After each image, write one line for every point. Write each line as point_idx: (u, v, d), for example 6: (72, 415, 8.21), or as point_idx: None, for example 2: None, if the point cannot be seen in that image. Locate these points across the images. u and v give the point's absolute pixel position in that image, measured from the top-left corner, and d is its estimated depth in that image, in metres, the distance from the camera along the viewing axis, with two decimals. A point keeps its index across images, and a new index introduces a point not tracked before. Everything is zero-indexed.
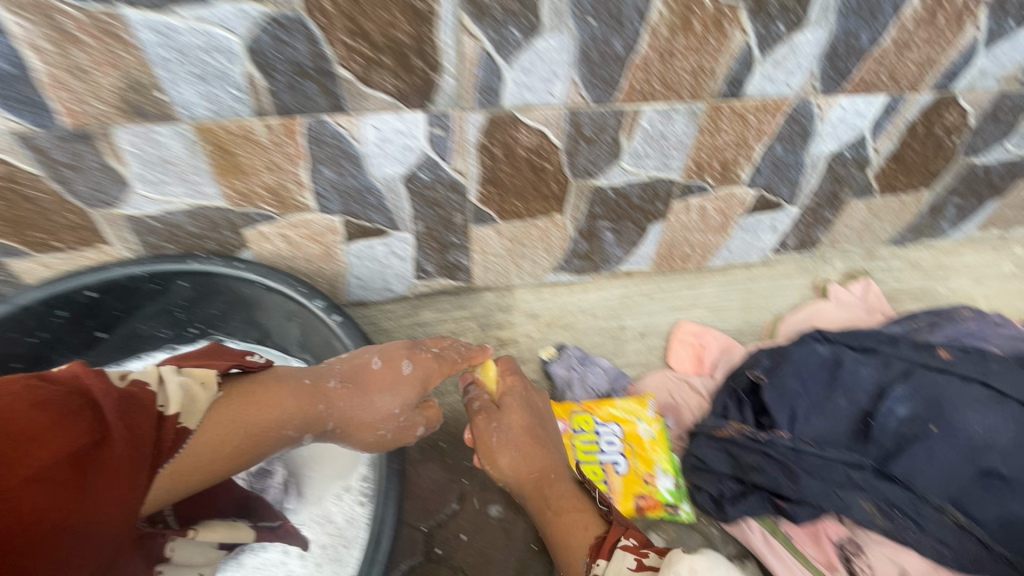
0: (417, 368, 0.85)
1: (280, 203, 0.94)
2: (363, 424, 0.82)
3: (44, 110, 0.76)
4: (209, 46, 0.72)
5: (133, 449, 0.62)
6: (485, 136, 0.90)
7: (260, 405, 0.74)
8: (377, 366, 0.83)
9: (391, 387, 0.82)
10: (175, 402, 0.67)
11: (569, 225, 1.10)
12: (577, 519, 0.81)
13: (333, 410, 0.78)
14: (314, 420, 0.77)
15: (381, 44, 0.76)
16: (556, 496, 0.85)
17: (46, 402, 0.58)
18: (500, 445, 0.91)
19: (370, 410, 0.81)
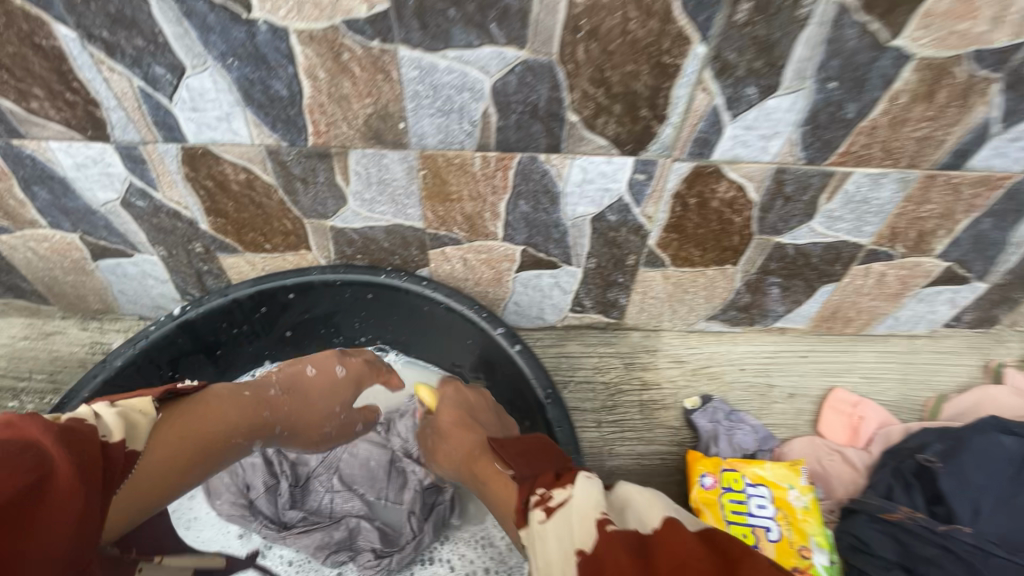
0: (349, 371, 0.94)
1: (471, 229, 0.98)
2: (312, 424, 0.89)
3: (298, 130, 0.83)
4: (460, 84, 0.77)
5: (89, 477, 0.57)
6: (684, 185, 0.90)
7: (212, 413, 0.73)
8: (311, 373, 0.90)
9: (320, 384, 0.90)
10: (116, 432, 0.62)
11: (738, 276, 1.07)
12: (499, 481, 0.73)
13: (280, 412, 0.83)
14: (258, 428, 0.79)
15: (616, 93, 0.78)
16: (488, 469, 0.77)
17: (81, 442, 0.58)
18: (476, 445, 0.82)
19: (312, 411, 0.88)
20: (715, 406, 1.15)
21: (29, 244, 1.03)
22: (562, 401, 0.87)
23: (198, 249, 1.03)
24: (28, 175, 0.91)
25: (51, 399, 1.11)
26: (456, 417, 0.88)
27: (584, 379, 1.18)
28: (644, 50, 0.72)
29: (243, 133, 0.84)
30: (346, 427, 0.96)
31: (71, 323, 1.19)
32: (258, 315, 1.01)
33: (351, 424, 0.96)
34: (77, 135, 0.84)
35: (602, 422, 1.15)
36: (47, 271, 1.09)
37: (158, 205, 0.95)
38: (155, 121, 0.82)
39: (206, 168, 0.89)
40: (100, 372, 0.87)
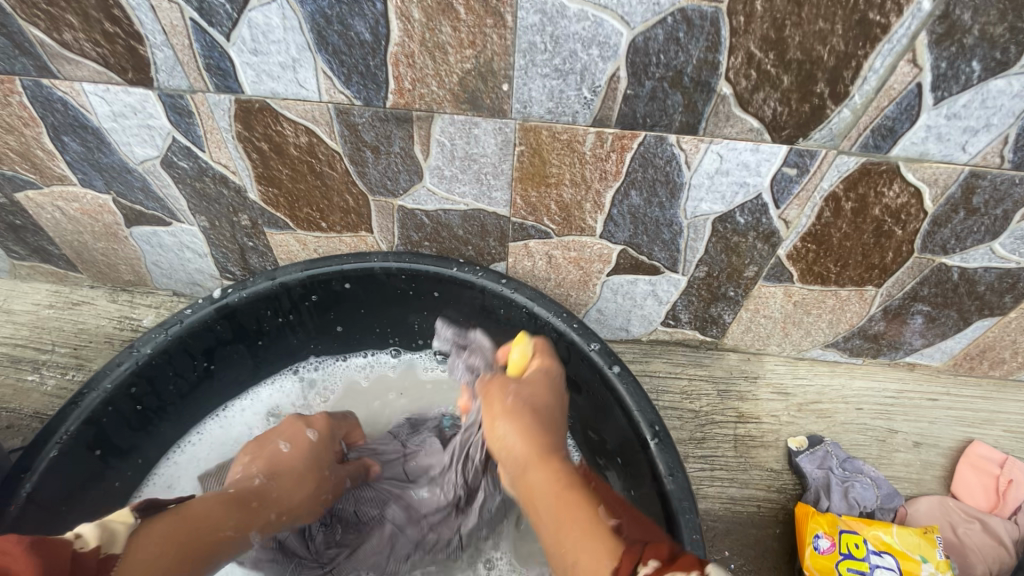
0: (323, 431, 0.79)
1: (565, 221, 0.82)
2: (301, 492, 0.72)
3: (377, 86, 0.68)
4: (590, 37, 0.60)
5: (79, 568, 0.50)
6: (844, 185, 0.72)
7: (191, 514, 0.61)
8: (284, 448, 0.75)
9: (293, 450, 0.75)
10: (93, 536, 0.53)
11: (876, 301, 0.89)
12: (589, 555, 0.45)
13: (266, 500, 0.69)
14: (248, 513, 0.66)
15: (789, 61, 0.60)
16: (553, 493, 0.51)
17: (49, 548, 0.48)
18: (541, 411, 0.59)
19: (298, 490, 0.72)
20: (829, 451, 0.96)
21: (58, 203, 0.91)
22: (673, 443, 0.70)
23: (244, 222, 0.90)
24: (58, 123, 0.77)
25: (72, 377, 0.99)
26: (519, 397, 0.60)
27: (669, 405, 1.00)
28: (846, 1, 0.55)
29: (310, 86, 0.69)
30: (340, 484, 0.78)
31: (101, 294, 1.08)
32: (308, 303, 0.87)
33: (343, 477, 0.78)
34: (115, 77, 0.70)
35: (689, 456, 0.96)
36: (76, 234, 0.97)
37: (203, 167, 0.81)
38: (207, 65, 0.67)
39: (261, 126, 0.74)
40: (127, 359, 0.74)
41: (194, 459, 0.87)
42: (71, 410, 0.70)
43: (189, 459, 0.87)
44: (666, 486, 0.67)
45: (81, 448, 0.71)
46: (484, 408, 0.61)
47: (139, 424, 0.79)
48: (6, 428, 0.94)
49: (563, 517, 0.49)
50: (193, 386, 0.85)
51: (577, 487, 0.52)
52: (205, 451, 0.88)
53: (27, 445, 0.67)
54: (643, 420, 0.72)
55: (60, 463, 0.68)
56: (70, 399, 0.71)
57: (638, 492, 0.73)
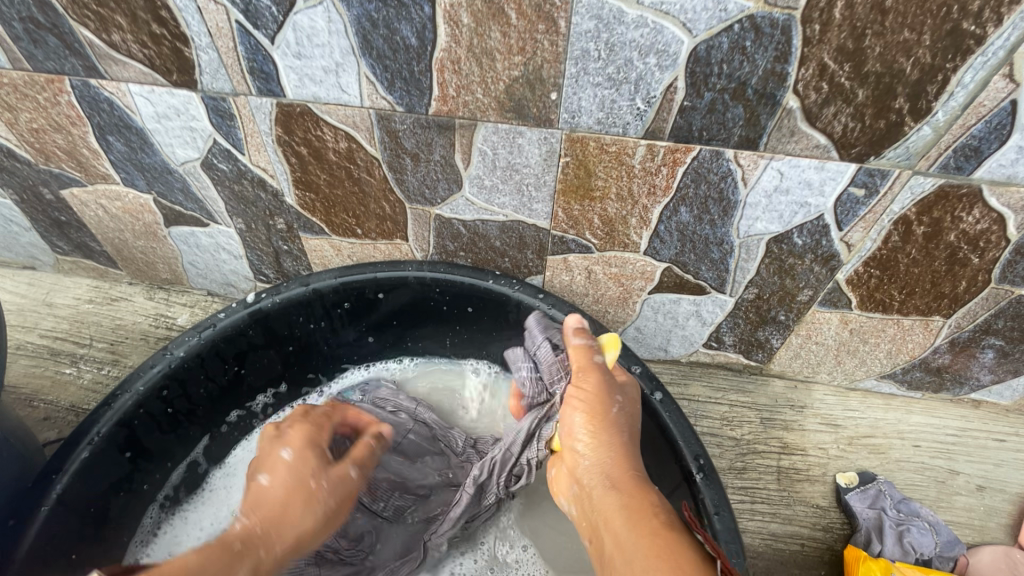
0: (295, 449, 0.69)
1: (608, 236, 0.78)
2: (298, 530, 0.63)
3: (420, 92, 0.65)
4: (648, 44, 0.57)
5: None
6: (918, 208, 0.66)
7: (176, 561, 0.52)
8: (263, 481, 0.65)
9: (269, 482, 0.65)
10: None
11: (943, 332, 0.82)
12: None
13: (252, 538, 0.60)
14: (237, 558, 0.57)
15: (867, 73, 0.55)
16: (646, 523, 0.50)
17: None
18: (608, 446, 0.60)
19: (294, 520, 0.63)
20: (882, 490, 0.88)
21: (101, 201, 0.92)
22: (719, 478, 0.66)
23: (279, 226, 0.89)
24: (104, 122, 0.78)
25: (107, 372, 1.00)
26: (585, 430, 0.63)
27: (708, 431, 0.94)
28: (936, 9, 0.50)
29: (352, 91, 0.67)
30: (344, 490, 0.70)
31: (139, 291, 1.09)
32: (340, 310, 0.85)
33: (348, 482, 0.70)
34: (160, 79, 0.70)
35: (727, 487, 0.89)
36: (117, 232, 0.98)
37: (242, 170, 0.81)
38: (250, 67, 0.66)
39: (301, 131, 0.73)
40: (160, 362, 0.74)
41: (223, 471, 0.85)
42: (104, 411, 0.69)
43: (221, 473, 0.85)
44: (713, 526, 0.63)
45: (111, 451, 0.70)
46: (575, 395, 0.64)
47: (169, 426, 0.78)
48: (43, 420, 0.95)
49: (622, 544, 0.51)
50: (223, 390, 0.84)
51: (670, 527, 0.49)
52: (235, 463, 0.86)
53: (60, 445, 0.67)
54: (687, 452, 0.68)
55: (91, 465, 0.68)
56: (103, 400, 0.71)
57: None
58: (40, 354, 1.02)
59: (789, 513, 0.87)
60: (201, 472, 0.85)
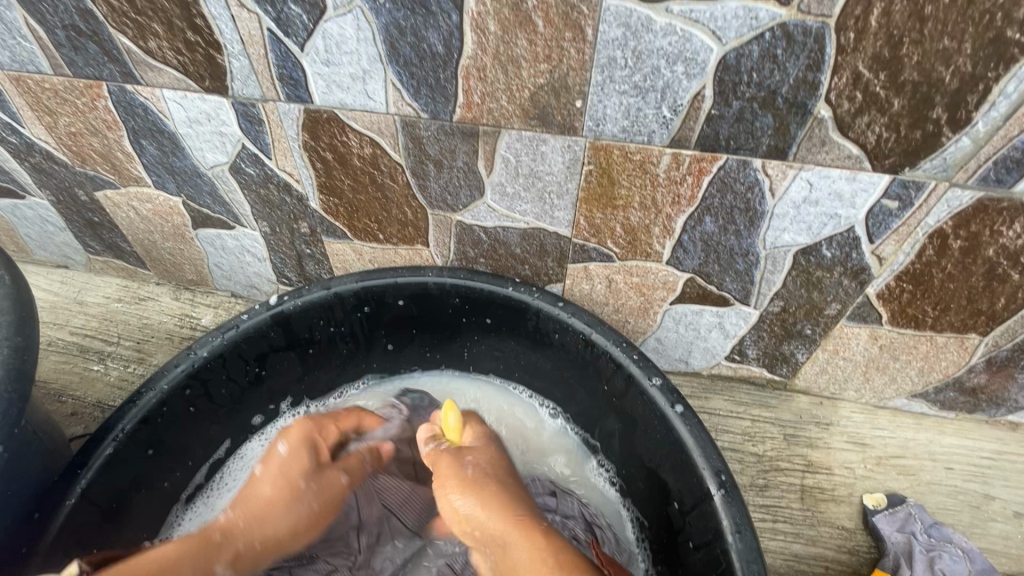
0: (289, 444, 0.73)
1: (630, 245, 0.77)
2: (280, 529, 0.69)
3: (445, 99, 0.66)
4: (677, 53, 0.56)
5: None
6: (955, 221, 0.64)
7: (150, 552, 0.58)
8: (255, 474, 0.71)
9: (264, 479, 0.71)
10: None
11: (979, 350, 0.79)
12: None
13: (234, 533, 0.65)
14: (216, 551, 0.63)
15: (904, 82, 0.54)
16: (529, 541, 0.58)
17: None
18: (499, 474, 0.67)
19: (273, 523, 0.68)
20: (912, 514, 0.85)
21: (133, 203, 0.94)
22: (740, 495, 0.64)
23: (303, 230, 0.90)
24: (137, 127, 0.80)
25: (133, 370, 1.02)
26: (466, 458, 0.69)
27: (729, 446, 0.92)
28: (978, 16, 0.49)
29: (378, 97, 0.67)
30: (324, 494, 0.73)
31: (165, 291, 1.12)
32: (361, 314, 0.86)
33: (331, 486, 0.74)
34: (193, 85, 0.72)
35: (749, 505, 0.87)
36: (146, 233, 1.00)
37: (269, 175, 0.82)
38: (280, 74, 0.68)
39: (327, 136, 0.74)
40: (184, 361, 0.75)
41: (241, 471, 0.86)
42: (129, 408, 0.71)
43: (236, 459, 0.87)
44: (732, 546, 0.61)
45: (135, 447, 0.72)
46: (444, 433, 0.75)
47: (191, 425, 0.79)
48: (70, 415, 0.97)
49: (511, 556, 0.58)
50: (244, 391, 0.85)
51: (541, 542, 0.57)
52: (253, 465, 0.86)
53: (86, 440, 0.68)
54: (707, 468, 0.66)
55: (115, 462, 0.69)
56: (129, 397, 0.73)
57: (698, 547, 0.68)
58: (70, 350, 1.05)
59: (813, 535, 0.84)
60: (221, 471, 0.86)
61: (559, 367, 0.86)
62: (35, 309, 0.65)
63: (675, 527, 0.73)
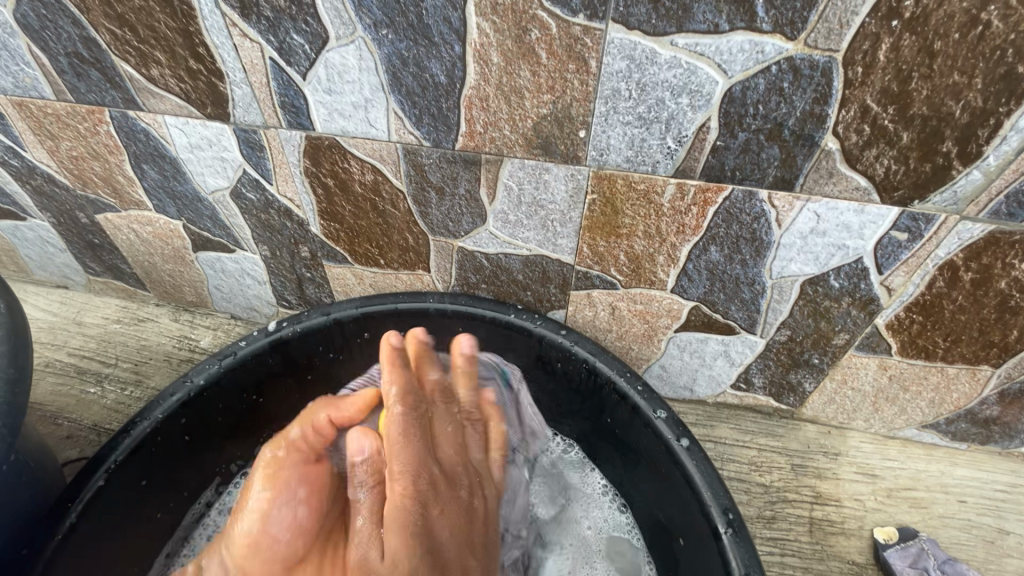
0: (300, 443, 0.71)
1: (634, 273, 0.76)
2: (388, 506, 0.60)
3: (447, 128, 0.65)
4: (681, 85, 0.55)
5: None
6: (966, 254, 0.63)
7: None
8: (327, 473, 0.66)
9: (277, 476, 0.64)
10: None
11: (991, 382, 0.78)
12: None
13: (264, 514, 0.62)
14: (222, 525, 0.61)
15: (913, 116, 0.53)
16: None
17: None
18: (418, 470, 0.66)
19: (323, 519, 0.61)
20: (925, 549, 0.82)
21: (133, 225, 0.94)
22: (749, 535, 0.62)
23: (304, 254, 0.89)
24: (139, 152, 0.80)
25: (131, 393, 1.01)
26: (420, 493, 0.62)
27: (735, 476, 0.89)
28: (989, 52, 0.48)
29: (380, 126, 0.67)
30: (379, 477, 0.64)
31: (165, 312, 1.11)
32: (361, 340, 0.84)
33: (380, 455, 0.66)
34: (195, 111, 0.72)
35: (755, 537, 0.84)
36: (146, 256, 1.00)
37: (269, 200, 0.81)
38: (282, 102, 0.67)
39: (329, 163, 0.73)
40: (180, 389, 0.74)
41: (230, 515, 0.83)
42: (123, 438, 0.70)
43: (216, 511, 0.83)
44: None
45: (128, 478, 0.71)
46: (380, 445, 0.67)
47: (186, 455, 0.78)
48: (65, 439, 0.95)
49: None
50: (241, 419, 0.83)
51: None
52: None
53: (78, 473, 0.67)
54: (714, 506, 0.64)
55: (107, 493, 0.68)
56: (123, 427, 0.71)
57: None
58: (67, 372, 1.04)
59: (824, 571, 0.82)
60: (200, 522, 0.82)
61: (562, 395, 0.84)
62: (27, 330, 0.64)
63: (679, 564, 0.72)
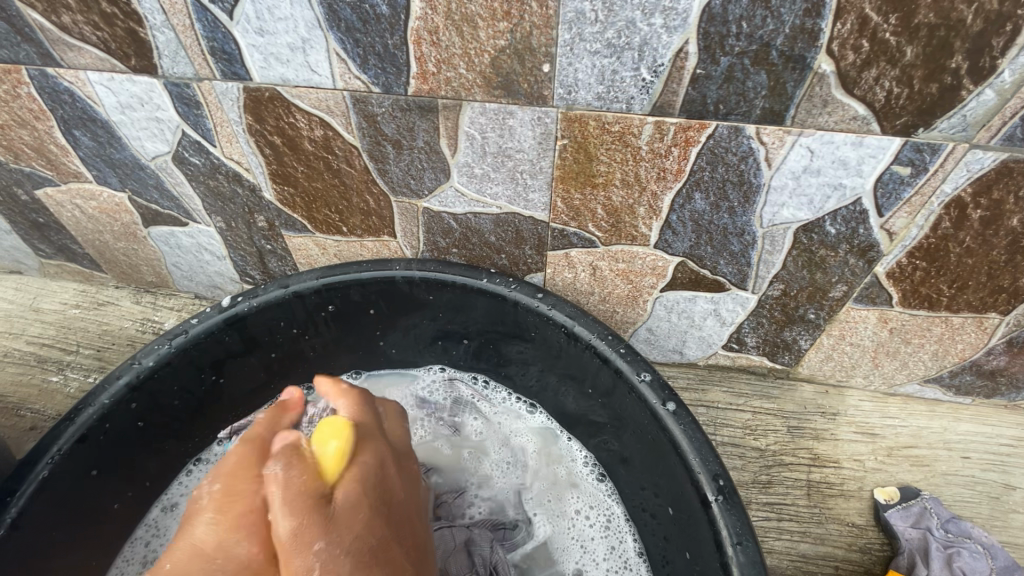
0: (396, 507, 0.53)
1: (613, 227, 0.70)
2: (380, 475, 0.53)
3: (397, 69, 0.58)
4: (653, 2, 0.49)
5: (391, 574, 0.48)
6: (976, 188, 0.56)
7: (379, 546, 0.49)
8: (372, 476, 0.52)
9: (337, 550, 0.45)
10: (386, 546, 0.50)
11: (998, 330, 0.73)
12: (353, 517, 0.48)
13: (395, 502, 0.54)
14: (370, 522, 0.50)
15: (918, 26, 0.47)
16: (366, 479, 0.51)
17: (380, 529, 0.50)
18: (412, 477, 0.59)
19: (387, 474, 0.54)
20: (927, 508, 0.78)
21: (77, 201, 0.87)
22: (741, 502, 0.58)
23: (260, 224, 0.83)
24: (67, 116, 0.73)
25: (95, 379, 0.94)
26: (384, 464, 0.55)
27: (729, 442, 0.85)
28: None
29: (322, 71, 0.60)
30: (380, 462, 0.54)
31: (125, 295, 1.04)
32: (325, 314, 0.79)
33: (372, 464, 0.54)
34: (119, 65, 0.64)
35: (752, 503, 0.80)
36: (96, 234, 0.93)
37: (216, 164, 0.75)
38: (211, 48, 0.60)
39: (273, 118, 0.66)
40: (127, 372, 0.68)
41: (176, 509, 0.76)
42: (65, 427, 0.64)
43: (158, 510, 0.76)
44: (732, 558, 0.55)
45: (74, 468, 0.65)
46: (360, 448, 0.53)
47: (139, 442, 0.73)
48: (29, 430, 0.89)
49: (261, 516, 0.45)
50: (200, 402, 0.78)
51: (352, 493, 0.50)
52: (186, 502, 0.77)
53: (15, 466, 0.61)
54: (703, 473, 0.59)
55: (49, 488, 0.62)
56: (66, 415, 0.66)
57: (695, 556, 0.62)
58: (27, 362, 0.97)
59: (822, 534, 0.78)
60: (142, 523, 0.75)
61: (542, 365, 0.79)
62: None
63: (650, 501, 0.70)
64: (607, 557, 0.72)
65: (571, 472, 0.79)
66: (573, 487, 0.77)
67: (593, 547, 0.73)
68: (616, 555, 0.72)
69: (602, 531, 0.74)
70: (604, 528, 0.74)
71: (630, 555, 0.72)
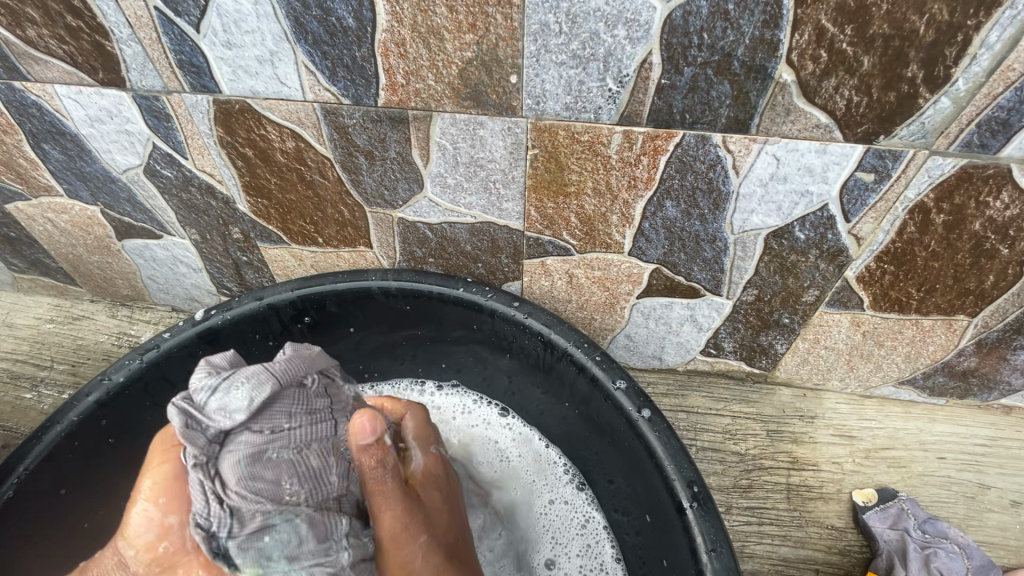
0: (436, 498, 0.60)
1: (587, 235, 0.70)
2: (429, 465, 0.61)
3: (365, 81, 0.58)
4: (616, 14, 0.50)
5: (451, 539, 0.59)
6: (937, 195, 0.58)
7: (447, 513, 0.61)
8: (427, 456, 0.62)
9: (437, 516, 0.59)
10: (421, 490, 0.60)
11: (968, 332, 0.74)
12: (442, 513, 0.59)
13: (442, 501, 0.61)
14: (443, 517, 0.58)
15: (873, 37, 0.48)
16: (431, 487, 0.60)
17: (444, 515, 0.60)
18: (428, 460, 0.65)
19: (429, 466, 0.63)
20: (905, 509, 0.79)
21: (48, 214, 0.86)
22: (715, 507, 0.58)
23: (235, 235, 0.82)
24: (36, 129, 0.72)
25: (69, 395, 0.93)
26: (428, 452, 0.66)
27: (709, 447, 0.85)
28: None
29: (291, 83, 0.60)
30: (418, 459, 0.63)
31: (101, 308, 1.03)
32: (300, 325, 0.78)
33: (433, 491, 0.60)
34: (86, 78, 0.64)
35: (732, 507, 0.81)
36: (70, 247, 0.92)
37: (188, 176, 0.74)
38: (179, 61, 0.60)
39: (244, 131, 0.66)
40: (96, 388, 0.68)
41: None
42: (32, 445, 0.63)
43: None
44: (708, 565, 0.55)
45: (41, 489, 0.64)
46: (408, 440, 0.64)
47: (108, 461, 0.71)
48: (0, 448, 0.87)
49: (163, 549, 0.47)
50: None
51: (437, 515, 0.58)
52: None
53: None
54: (677, 477, 0.59)
55: (12, 509, 0.62)
56: (33, 432, 0.65)
57: (671, 561, 0.63)
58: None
59: (803, 538, 0.78)
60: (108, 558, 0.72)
61: (520, 373, 0.78)
62: None
63: (628, 504, 0.70)
64: (580, 556, 0.72)
65: (550, 472, 0.78)
66: (552, 490, 0.77)
67: (568, 545, 0.73)
68: (591, 553, 0.73)
69: (579, 529, 0.74)
70: (581, 527, 0.74)
71: (606, 559, 0.72)
